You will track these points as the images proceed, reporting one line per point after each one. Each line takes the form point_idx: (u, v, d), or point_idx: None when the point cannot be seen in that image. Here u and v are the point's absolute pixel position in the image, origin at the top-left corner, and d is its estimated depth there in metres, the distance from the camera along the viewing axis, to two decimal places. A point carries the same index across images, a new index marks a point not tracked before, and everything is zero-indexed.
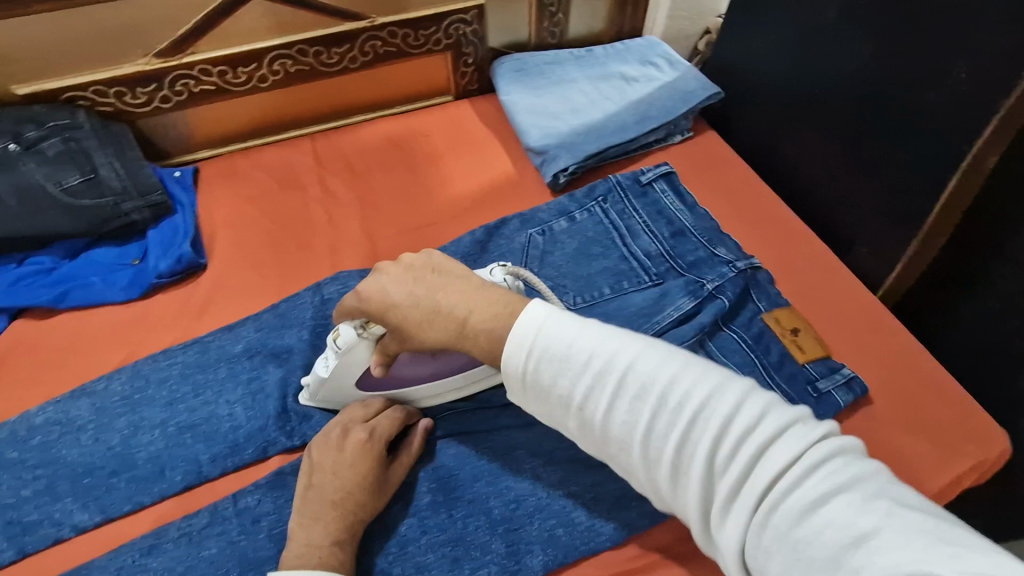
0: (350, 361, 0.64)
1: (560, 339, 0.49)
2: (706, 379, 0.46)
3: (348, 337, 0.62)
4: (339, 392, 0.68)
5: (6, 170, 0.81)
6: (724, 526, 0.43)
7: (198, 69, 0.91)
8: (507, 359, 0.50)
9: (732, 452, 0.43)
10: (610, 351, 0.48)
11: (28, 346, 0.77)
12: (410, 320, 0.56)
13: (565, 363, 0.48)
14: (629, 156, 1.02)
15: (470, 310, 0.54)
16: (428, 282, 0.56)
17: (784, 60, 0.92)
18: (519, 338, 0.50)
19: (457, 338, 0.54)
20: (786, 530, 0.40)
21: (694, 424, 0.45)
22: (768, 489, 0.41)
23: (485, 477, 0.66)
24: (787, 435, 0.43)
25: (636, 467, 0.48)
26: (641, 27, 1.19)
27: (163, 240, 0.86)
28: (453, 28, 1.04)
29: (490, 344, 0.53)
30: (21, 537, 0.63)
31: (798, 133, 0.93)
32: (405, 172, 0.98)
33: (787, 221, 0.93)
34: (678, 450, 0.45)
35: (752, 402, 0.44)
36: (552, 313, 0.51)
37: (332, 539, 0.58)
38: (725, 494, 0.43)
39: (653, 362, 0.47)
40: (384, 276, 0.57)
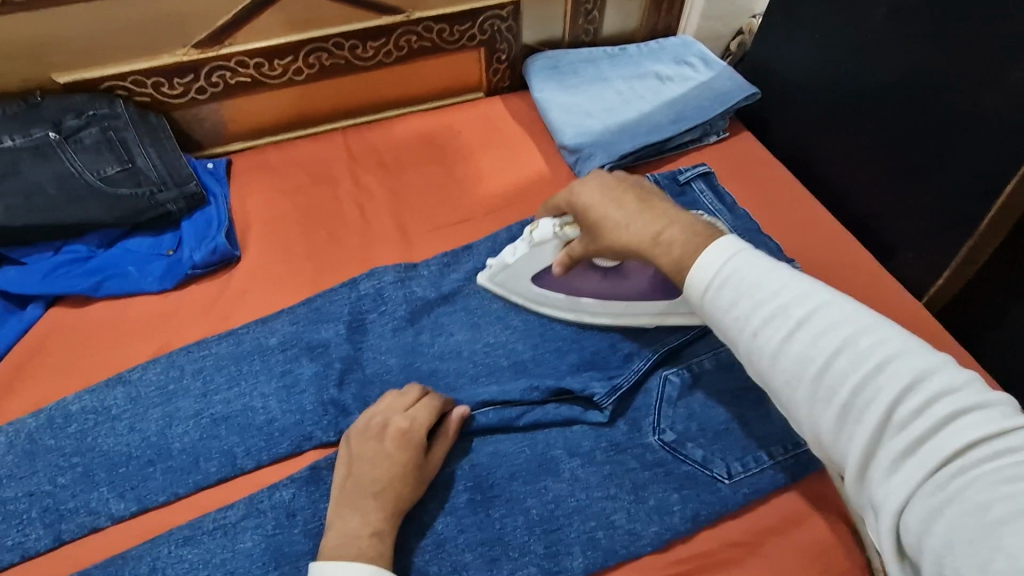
0: (538, 255, 0.71)
1: (754, 276, 0.52)
2: (900, 344, 0.46)
3: (546, 231, 0.70)
4: (514, 282, 0.75)
5: (46, 158, 0.81)
6: (889, 476, 0.43)
7: (235, 61, 0.91)
8: (693, 279, 0.55)
9: (915, 409, 0.43)
10: (802, 295, 0.50)
11: (64, 334, 0.77)
12: (610, 217, 0.63)
13: (752, 295, 0.51)
14: (664, 155, 1.01)
15: (665, 226, 0.60)
16: (633, 195, 0.64)
17: (828, 59, 0.91)
18: (708, 265, 0.54)
19: (647, 245, 0.61)
20: (962, 492, 0.39)
21: (877, 373, 0.45)
22: (946, 454, 0.41)
23: (523, 476, 0.66)
24: (981, 412, 0.41)
25: (800, 413, 0.49)
26: (674, 26, 1.17)
27: (198, 232, 0.85)
28: (488, 24, 1.03)
29: (678, 258, 0.57)
30: (57, 525, 0.63)
31: (841, 134, 0.92)
32: (438, 167, 0.98)
33: (826, 224, 0.91)
34: (852, 396, 0.45)
35: (948, 374, 0.44)
36: (749, 253, 0.54)
37: (370, 530, 0.57)
38: (900, 446, 0.43)
39: (843, 315, 0.48)
40: (599, 177, 0.67)
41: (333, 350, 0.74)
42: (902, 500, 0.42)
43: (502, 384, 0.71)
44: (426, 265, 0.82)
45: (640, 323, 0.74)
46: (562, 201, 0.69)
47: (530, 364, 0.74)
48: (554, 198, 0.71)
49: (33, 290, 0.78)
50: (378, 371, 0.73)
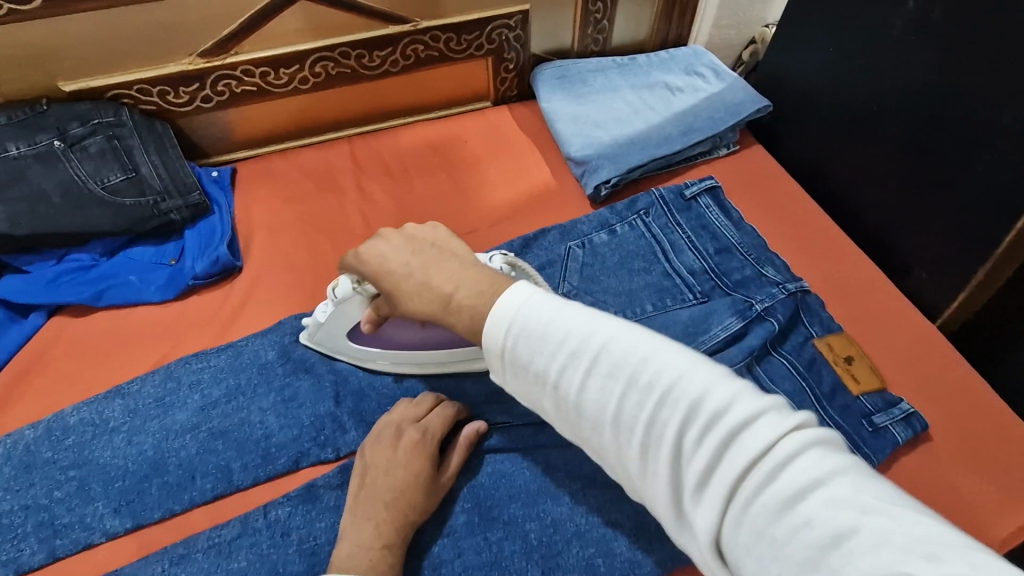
0: (344, 312, 0.67)
1: (540, 317, 0.47)
2: (676, 365, 0.43)
3: (344, 290, 0.66)
4: (332, 340, 0.71)
5: (50, 167, 0.81)
6: (695, 516, 0.40)
7: (241, 70, 0.91)
8: (488, 335, 0.48)
9: (701, 440, 0.40)
10: (585, 328, 0.46)
11: (66, 343, 0.77)
12: (403, 291, 0.55)
13: (541, 338, 0.46)
14: (672, 169, 1.00)
15: (456, 287, 0.52)
16: (426, 256, 0.55)
17: (843, 73, 0.89)
18: (497, 312, 0.48)
19: (441, 313, 0.52)
20: (758, 522, 0.37)
21: (663, 407, 0.42)
22: (741, 480, 0.38)
23: (522, 499, 0.64)
24: (760, 424, 0.39)
25: (607, 452, 0.45)
26: (686, 35, 1.16)
27: (200, 241, 0.85)
28: (496, 33, 1.02)
29: (475, 319, 0.50)
30: (53, 540, 0.63)
31: (854, 149, 0.90)
32: (444, 178, 0.97)
33: (838, 242, 0.89)
34: (648, 433, 0.42)
35: (724, 389, 0.41)
36: (534, 292, 0.48)
37: (381, 543, 0.57)
38: (695, 481, 0.40)
39: (623, 345, 0.44)
40: (387, 241, 0.57)
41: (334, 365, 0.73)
42: (714, 539, 0.39)
43: (506, 406, 0.70)
44: None
45: (477, 367, 0.72)
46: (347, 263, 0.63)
47: None
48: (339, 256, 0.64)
49: (36, 299, 0.78)
50: (378, 388, 0.72)
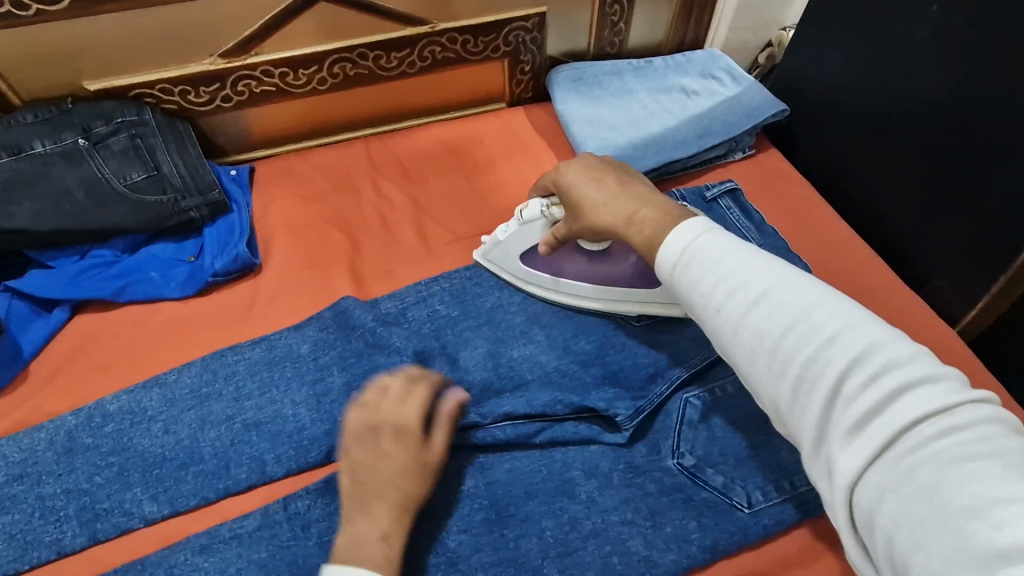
0: (524, 232, 0.77)
1: (716, 255, 0.52)
2: (854, 319, 0.46)
3: (533, 211, 0.76)
4: (505, 259, 0.81)
5: (75, 164, 0.82)
6: (841, 455, 0.42)
7: (261, 70, 0.92)
8: (663, 261, 0.56)
9: (866, 385, 0.42)
10: (760, 269, 0.50)
11: (90, 338, 0.78)
12: (588, 204, 0.67)
13: (715, 269, 0.52)
14: (689, 172, 1.00)
15: (640, 207, 0.63)
16: (615, 178, 0.68)
17: (864, 77, 0.89)
18: (678, 245, 0.55)
19: (622, 225, 0.63)
20: (913, 470, 0.39)
21: (829, 347, 0.45)
22: (900, 431, 0.40)
23: (539, 496, 0.65)
24: (934, 385, 0.41)
25: (761, 388, 0.49)
26: (702, 39, 1.16)
27: (219, 239, 0.86)
28: (513, 35, 1.03)
29: (651, 235, 0.59)
30: (93, 524, 0.64)
31: (872, 155, 0.90)
32: (459, 179, 0.97)
33: (857, 248, 0.90)
34: (808, 368, 0.45)
35: (899, 349, 0.43)
36: (711, 232, 0.54)
37: (379, 533, 0.56)
38: (851, 420, 0.42)
39: (797, 289, 0.48)
40: (580, 165, 0.71)
41: (354, 365, 0.73)
42: (856, 480, 0.41)
43: (528, 396, 0.71)
44: (448, 279, 0.83)
45: (627, 311, 0.78)
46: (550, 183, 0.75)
47: (557, 377, 0.73)
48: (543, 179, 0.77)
49: (60, 294, 0.79)
50: None
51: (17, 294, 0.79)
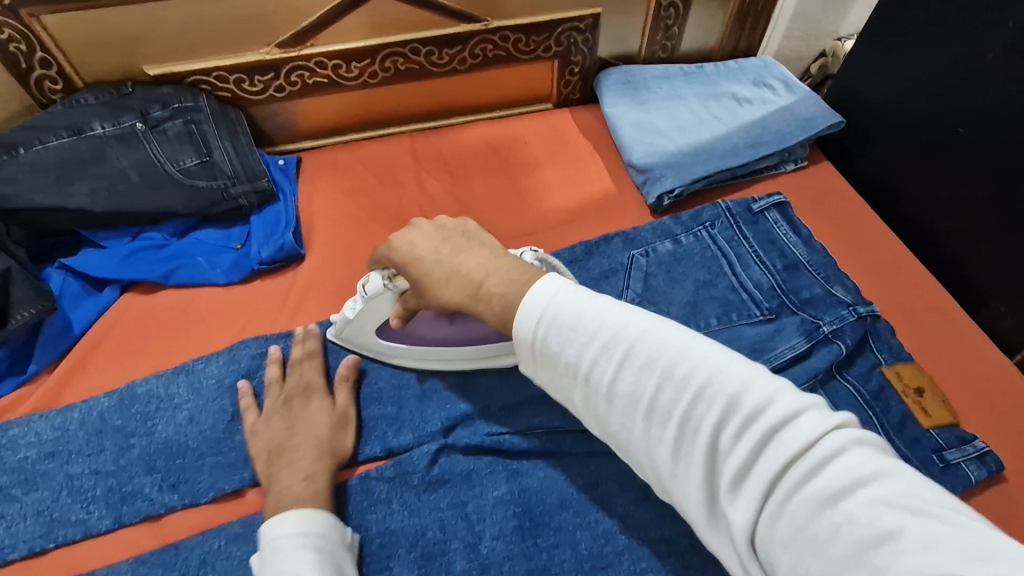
0: (373, 308, 0.68)
1: (572, 309, 0.49)
2: (713, 361, 0.44)
3: (374, 287, 0.66)
4: (362, 335, 0.72)
5: (130, 147, 0.83)
6: (731, 511, 0.41)
7: (314, 61, 0.92)
8: (518, 327, 0.50)
9: (739, 435, 0.41)
10: (616, 322, 0.47)
11: (135, 319, 0.79)
12: (430, 279, 0.58)
13: (572, 327, 0.48)
14: (737, 181, 0.98)
15: (487, 275, 0.55)
16: (453, 245, 0.59)
17: (926, 93, 0.86)
18: (534, 299, 0.50)
19: (469, 301, 0.55)
20: (800, 519, 0.38)
21: (700, 401, 0.43)
22: (778, 480, 0.39)
23: (574, 506, 0.64)
24: (801, 421, 0.40)
25: (638, 451, 0.46)
26: (755, 45, 1.13)
27: (265, 227, 0.86)
28: (565, 36, 1.02)
29: (502, 310, 0.52)
30: (119, 507, 0.65)
31: (931, 174, 0.87)
32: (503, 178, 0.97)
33: (909, 266, 0.87)
34: (683, 426, 0.43)
35: (763, 387, 0.42)
36: (563, 284, 0.50)
37: (302, 476, 0.62)
38: (731, 476, 0.41)
39: (655, 336, 0.46)
40: (417, 230, 0.62)
41: (378, 369, 0.74)
42: (749, 536, 0.40)
43: (563, 406, 0.71)
44: None
45: (503, 364, 0.72)
46: (382, 253, 0.65)
47: None
48: (374, 252, 0.66)
49: (111, 274, 0.80)
50: (420, 394, 0.73)
51: (70, 270, 0.80)
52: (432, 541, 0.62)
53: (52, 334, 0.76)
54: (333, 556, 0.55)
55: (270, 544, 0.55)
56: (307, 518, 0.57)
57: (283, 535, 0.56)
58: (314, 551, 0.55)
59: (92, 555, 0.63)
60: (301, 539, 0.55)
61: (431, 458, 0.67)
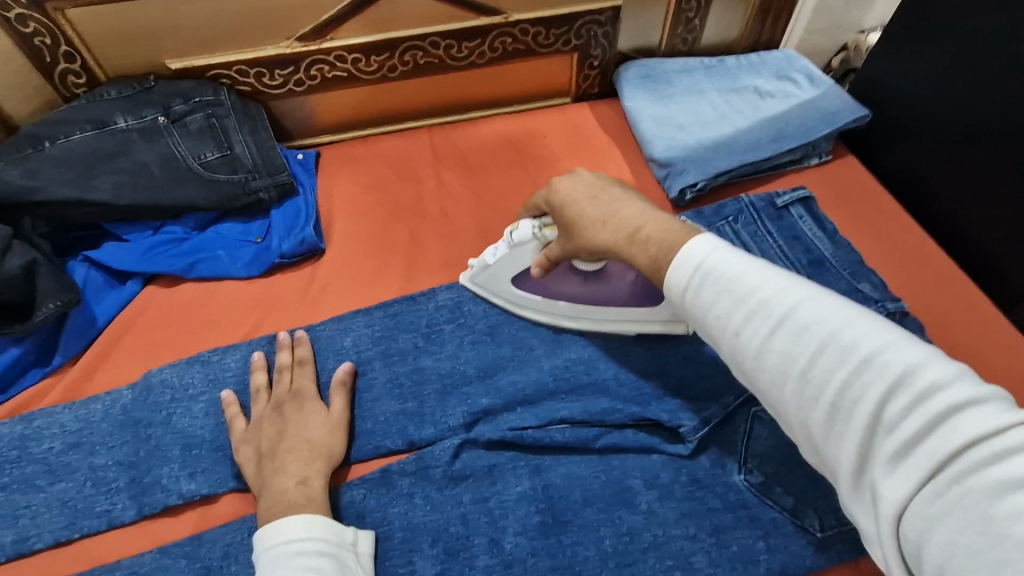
0: (516, 256, 0.70)
1: (733, 271, 0.50)
2: (886, 336, 0.43)
3: (523, 233, 0.68)
4: (496, 282, 0.74)
5: (153, 141, 0.83)
6: (883, 483, 0.40)
7: (334, 55, 0.92)
8: (673, 274, 0.53)
9: (908, 410, 0.40)
10: (779, 287, 0.48)
11: (156, 312, 0.80)
12: (585, 221, 0.62)
13: (732, 286, 0.49)
14: (760, 176, 0.96)
15: (644, 223, 0.59)
16: (605, 196, 0.63)
17: (957, 86, 0.84)
18: (685, 256, 0.52)
19: (623, 244, 0.60)
20: (965, 503, 0.36)
21: (865, 370, 0.42)
22: (944, 460, 0.37)
23: (598, 503, 0.64)
24: (981, 408, 0.38)
25: (787, 414, 0.46)
26: (777, 39, 1.12)
27: (286, 222, 0.86)
28: (585, 29, 1.01)
29: (657, 255, 0.56)
30: (140, 498, 0.65)
31: (961, 169, 0.85)
32: (523, 173, 0.96)
33: (938, 263, 0.85)
34: (842, 393, 0.43)
35: (939, 368, 0.40)
36: (721, 245, 0.52)
37: (295, 480, 0.61)
38: (893, 449, 0.40)
39: (822, 304, 0.46)
40: (576, 178, 0.66)
41: (398, 363, 0.74)
42: (899, 510, 0.39)
43: (585, 401, 0.70)
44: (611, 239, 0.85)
45: (623, 330, 0.75)
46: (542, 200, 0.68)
47: (613, 385, 0.72)
48: (532, 197, 0.69)
49: (133, 267, 0.81)
50: (442, 390, 0.72)
51: (94, 264, 0.81)
52: (455, 536, 0.62)
53: (77, 326, 0.76)
54: (336, 558, 0.56)
55: (271, 552, 0.55)
56: (307, 522, 0.57)
57: (285, 542, 0.56)
58: (317, 556, 0.55)
59: (118, 547, 0.64)
60: (301, 546, 0.55)
61: (453, 453, 0.67)
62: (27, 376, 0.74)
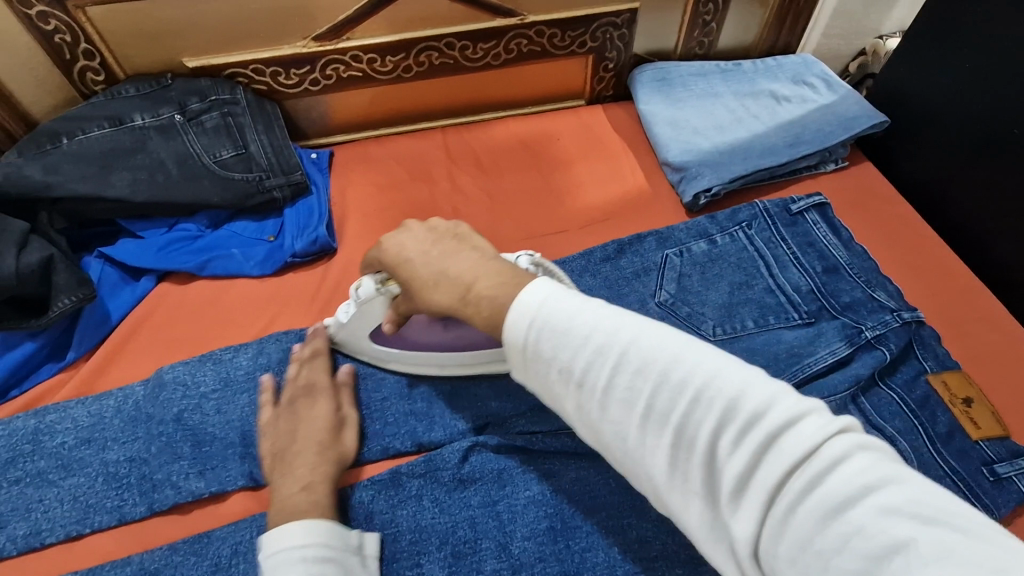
0: (366, 313, 0.66)
1: (562, 311, 0.45)
2: (708, 364, 0.41)
3: (366, 291, 0.64)
4: (354, 337, 0.71)
5: (169, 138, 0.84)
6: (732, 523, 0.38)
7: (350, 55, 0.92)
8: (509, 328, 0.46)
9: (738, 443, 0.38)
10: (605, 324, 0.44)
11: (170, 309, 0.80)
12: (418, 282, 0.55)
13: (562, 329, 0.44)
14: (775, 181, 0.95)
15: (477, 277, 0.51)
16: (443, 247, 0.56)
17: (980, 92, 0.82)
18: (524, 300, 0.46)
19: (458, 305, 0.51)
20: (806, 532, 0.35)
21: (697, 406, 0.40)
22: (781, 489, 0.36)
23: (606, 510, 0.63)
24: (802, 426, 0.37)
25: (629, 460, 0.43)
26: (795, 43, 1.11)
27: (299, 220, 0.87)
28: (601, 31, 1.00)
29: (492, 314, 0.49)
30: (151, 494, 0.65)
31: (983, 175, 0.83)
32: (536, 175, 0.96)
33: (957, 271, 0.84)
34: (678, 433, 0.40)
35: (760, 390, 0.39)
36: (552, 285, 0.47)
37: (301, 485, 0.60)
38: (731, 486, 0.38)
39: (648, 338, 0.43)
40: (411, 232, 0.59)
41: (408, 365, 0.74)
42: (751, 548, 0.37)
43: None
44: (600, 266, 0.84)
45: (496, 370, 0.72)
46: (374, 256, 0.62)
47: None
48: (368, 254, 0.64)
49: (148, 263, 0.81)
50: (449, 390, 0.73)
51: (109, 260, 0.81)
52: (463, 539, 0.62)
53: (91, 322, 0.77)
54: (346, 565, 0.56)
55: (284, 555, 0.54)
56: (317, 526, 0.56)
57: (297, 547, 0.54)
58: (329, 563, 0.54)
59: (129, 542, 0.64)
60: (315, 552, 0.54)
61: (462, 455, 0.67)
62: (42, 370, 0.74)
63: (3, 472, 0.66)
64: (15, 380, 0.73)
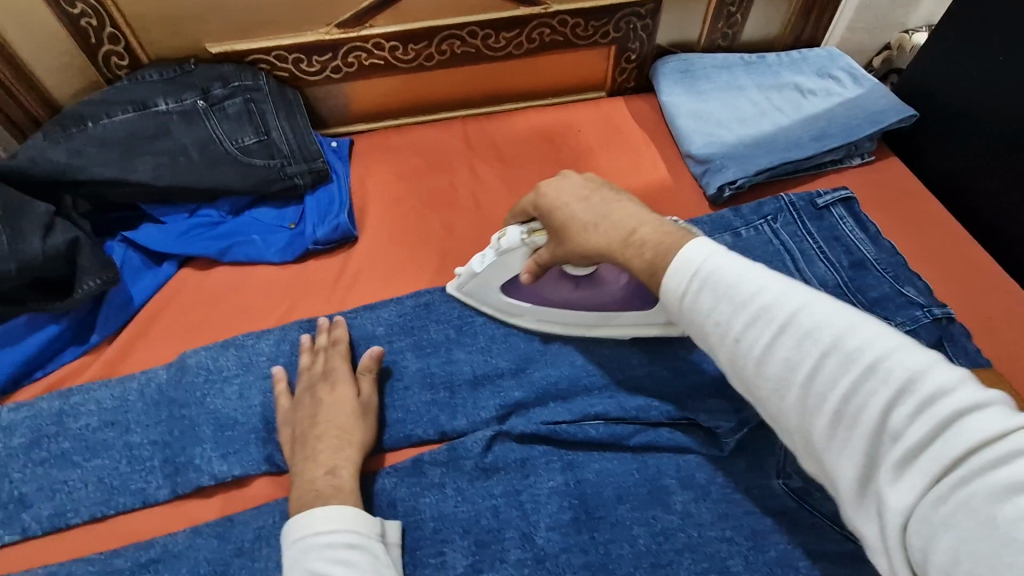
0: (505, 263, 0.67)
1: (730, 275, 0.47)
2: (888, 338, 0.41)
3: (511, 240, 0.65)
4: (483, 289, 0.72)
5: (192, 124, 0.84)
6: (888, 493, 0.37)
7: (372, 43, 0.92)
8: (670, 280, 0.50)
9: (914, 415, 0.37)
10: (779, 290, 0.46)
11: (191, 294, 0.80)
12: (574, 224, 0.59)
13: (730, 289, 0.47)
14: (800, 175, 0.94)
15: (639, 225, 0.57)
16: (599, 198, 0.60)
17: (1012, 84, 0.81)
18: (686, 259, 0.49)
19: (617, 246, 0.57)
20: (973, 509, 0.33)
21: (870, 375, 0.40)
22: (954, 466, 0.35)
23: (632, 501, 0.62)
24: (987, 410, 0.35)
25: (785, 422, 0.44)
26: (819, 36, 1.09)
27: (319, 208, 0.86)
28: (624, 21, 0.99)
29: (653, 260, 0.53)
30: (174, 477, 0.65)
31: (1013, 170, 0.82)
32: (557, 166, 0.95)
33: (986, 268, 0.83)
34: (844, 399, 0.40)
35: (945, 371, 0.38)
36: (720, 250, 0.49)
37: (323, 470, 0.61)
38: (899, 456, 0.37)
39: (822, 306, 0.44)
40: (566, 180, 0.62)
41: (430, 354, 0.73)
42: (906, 520, 0.36)
43: (619, 398, 0.69)
44: None
45: (616, 333, 0.73)
46: (529, 205, 0.64)
47: (647, 382, 0.71)
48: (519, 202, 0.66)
49: (169, 248, 0.81)
50: (472, 379, 0.71)
51: (131, 244, 0.81)
52: (486, 528, 0.61)
53: (114, 306, 0.77)
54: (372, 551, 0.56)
55: (311, 541, 0.55)
56: (335, 513, 0.56)
57: (324, 533, 0.55)
58: (353, 549, 0.55)
59: (151, 525, 0.64)
60: (341, 537, 0.55)
61: (485, 445, 0.66)
62: (65, 354, 0.74)
63: (28, 453, 0.66)
64: (38, 362, 0.73)
